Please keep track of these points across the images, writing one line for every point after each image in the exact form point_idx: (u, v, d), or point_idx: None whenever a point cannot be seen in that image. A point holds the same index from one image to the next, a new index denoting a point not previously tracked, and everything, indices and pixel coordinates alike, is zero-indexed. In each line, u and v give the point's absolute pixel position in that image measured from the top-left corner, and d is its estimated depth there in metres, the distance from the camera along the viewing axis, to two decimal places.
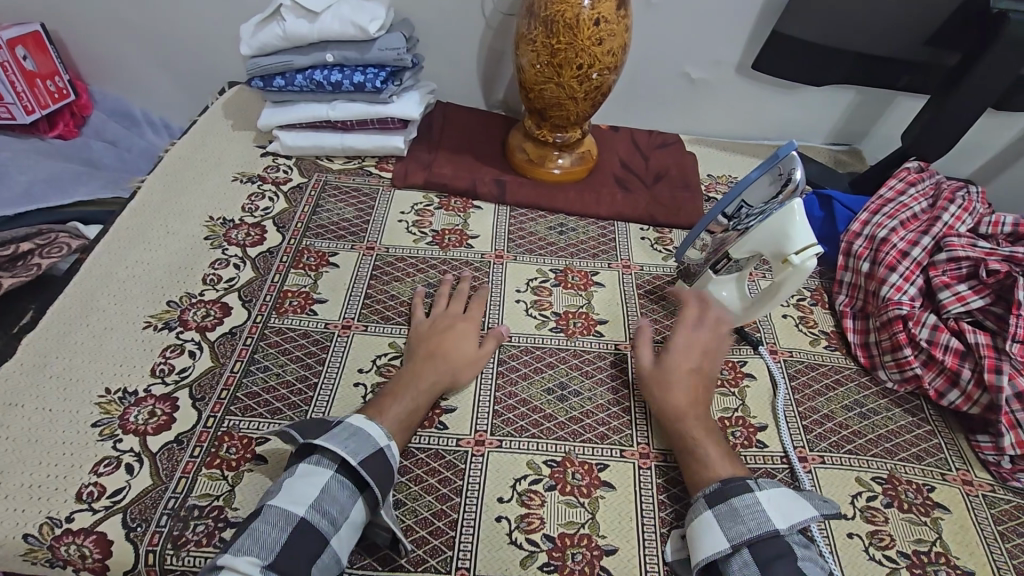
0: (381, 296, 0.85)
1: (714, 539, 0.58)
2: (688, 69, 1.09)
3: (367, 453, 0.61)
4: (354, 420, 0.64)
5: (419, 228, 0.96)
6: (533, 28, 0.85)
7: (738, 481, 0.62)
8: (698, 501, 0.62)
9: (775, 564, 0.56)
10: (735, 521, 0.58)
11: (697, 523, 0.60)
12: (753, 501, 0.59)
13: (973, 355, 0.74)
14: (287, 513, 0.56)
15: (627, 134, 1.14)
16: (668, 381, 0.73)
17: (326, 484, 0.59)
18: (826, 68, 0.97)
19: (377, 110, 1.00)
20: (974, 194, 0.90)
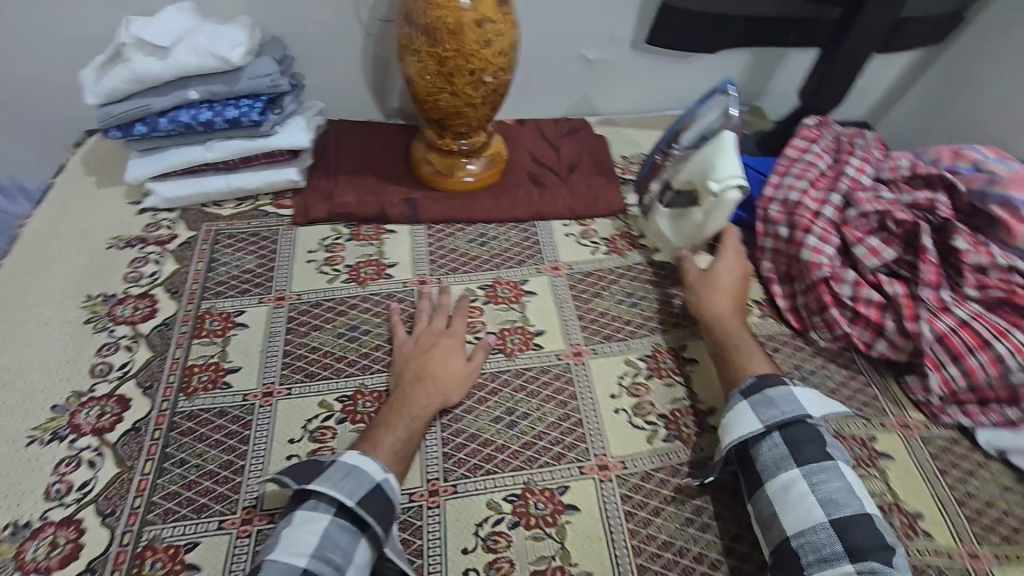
0: (301, 351, 0.78)
1: (748, 420, 0.64)
2: (584, 52, 1.06)
3: (364, 493, 0.59)
4: (348, 457, 0.61)
5: (331, 266, 0.89)
6: (416, 37, 0.78)
7: (772, 377, 0.67)
8: (733, 396, 0.67)
9: (804, 448, 0.61)
10: (770, 407, 0.64)
11: (732, 410, 0.66)
12: (787, 393, 0.65)
13: (894, 305, 0.76)
14: (289, 564, 0.53)
15: (534, 126, 1.11)
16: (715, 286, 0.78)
17: (326, 530, 0.56)
18: (717, 35, 0.96)
19: (260, 144, 0.91)
20: (870, 142, 0.93)
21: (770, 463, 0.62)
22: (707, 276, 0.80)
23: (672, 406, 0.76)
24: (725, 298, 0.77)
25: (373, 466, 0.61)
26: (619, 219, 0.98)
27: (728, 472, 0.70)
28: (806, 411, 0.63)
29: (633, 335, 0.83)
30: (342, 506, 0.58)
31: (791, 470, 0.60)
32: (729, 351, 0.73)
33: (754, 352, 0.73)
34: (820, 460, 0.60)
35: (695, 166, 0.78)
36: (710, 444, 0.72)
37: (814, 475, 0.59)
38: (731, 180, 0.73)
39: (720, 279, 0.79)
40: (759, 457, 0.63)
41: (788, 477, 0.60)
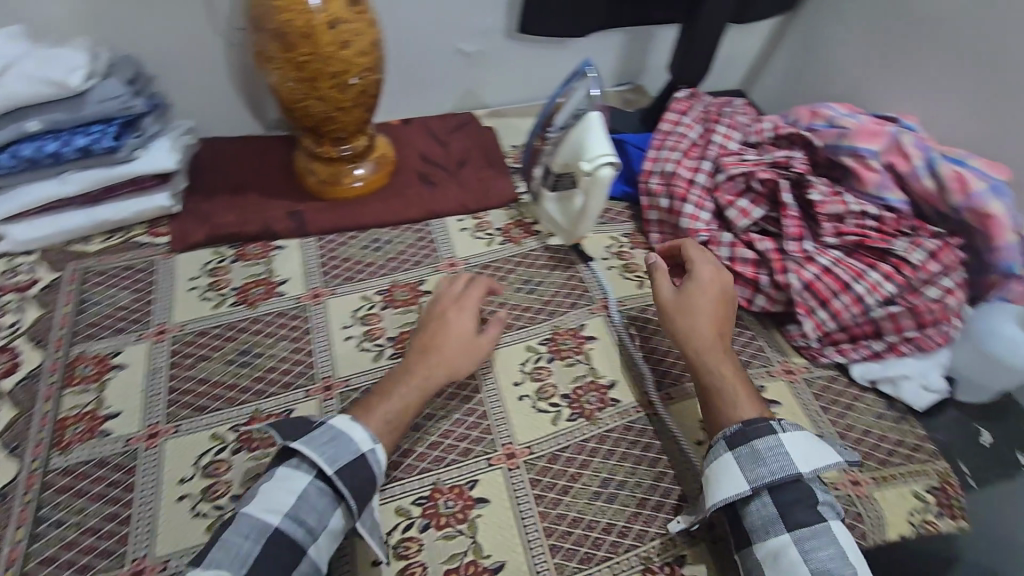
0: (187, 384, 0.74)
1: (735, 482, 0.58)
2: (460, 45, 1.05)
3: (346, 461, 0.58)
4: (337, 421, 0.60)
5: (216, 291, 0.84)
6: (268, 44, 0.75)
7: (761, 424, 0.61)
8: (717, 443, 0.62)
9: (794, 510, 0.57)
10: (757, 463, 0.59)
11: (717, 464, 0.61)
12: (775, 442, 0.59)
13: (766, 261, 0.81)
14: (262, 522, 0.54)
15: (420, 124, 1.09)
16: (692, 309, 0.71)
17: (305, 490, 0.56)
18: (584, 17, 0.97)
19: (121, 172, 0.85)
20: (737, 110, 0.98)
21: (757, 525, 0.58)
22: (684, 300, 0.72)
23: (575, 385, 0.77)
24: (705, 326, 0.70)
25: (361, 437, 0.60)
26: (512, 209, 0.99)
27: (630, 441, 0.73)
28: (797, 468, 0.58)
29: (533, 321, 0.84)
30: (323, 471, 0.57)
31: (783, 537, 0.56)
32: (707, 385, 0.67)
33: (737, 386, 0.66)
34: (813, 525, 0.56)
35: (569, 149, 0.80)
36: (613, 416, 0.74)
37: (807, 541, 0.55)
38: (601, 159, 0.76)
39: (698, 305, 0.71)
40: (747, 516, 0.59)
41: (780, 543, 0.56)
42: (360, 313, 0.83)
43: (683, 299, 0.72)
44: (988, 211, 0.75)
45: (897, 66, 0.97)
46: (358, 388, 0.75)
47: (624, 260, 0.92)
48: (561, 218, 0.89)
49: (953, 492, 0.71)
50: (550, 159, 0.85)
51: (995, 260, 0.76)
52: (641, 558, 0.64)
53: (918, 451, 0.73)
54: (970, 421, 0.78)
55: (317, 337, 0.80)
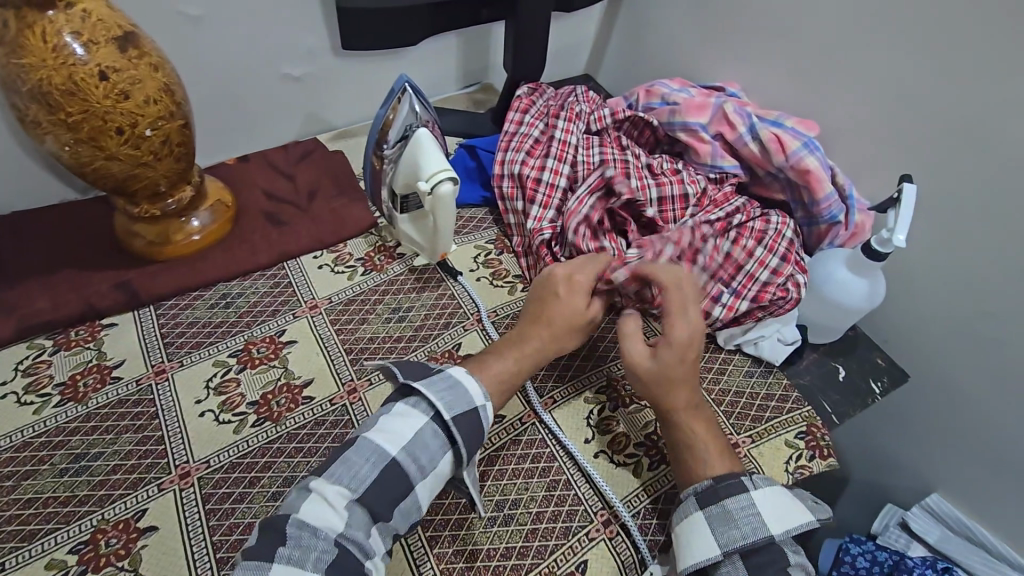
0: (10, 511, 0.64)
1: (706, 543, 0.57)
2: (285, 70, 0.98)
3: (460, 410, 0.60)
4: (454, 372, 0.63)
5: (36, 392, 0.73)
6: (27, 107, 0.66)
7: (734, 482, 0.60)
8: (688, 500, 0.61)
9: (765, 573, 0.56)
10: (729, 526, 0.58)
11: (688, 522, 0.60)
12: (747, 503, 0.59)
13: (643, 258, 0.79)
14: (381, 450, 0.56)
15: (260, 159, 1.01)
16: (664, 377, 0.66)
17: (421, 429, 0.59)
18: (406, 29, 0.93)
19: None
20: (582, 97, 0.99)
21: None
22: (662, 369, 0.66)
23: None
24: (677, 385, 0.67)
25: (477, 390, 0.63)
26: (372, 235, 0.94)
27: (519, 455, 0.71)
28: (768, 529, 0.57)
29: (406, 350, 0.81)
30: (440, 416, 0.60)
31: None
32: (678, 445, 0.66)
33: (711, 446, 0.65)
34: None
35: (405, 169, 0.78)
36: (500, 432, 0.73)
37: None
38: (439, 174, 0.74)
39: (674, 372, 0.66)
40: None
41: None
42: (214, 381, 0.76)
43: (656, 364, 0.67)
44: (805, 167, 0.80)
45: (714, 37, 1.01)
46: (221, 467, 0.68)
47: (493, 268, 0.90)
48: (420, 238, 0.86)
49: (819, 432, 0.75)
50: (390, 182, 0.81)
51: (820, 211, 0.82)
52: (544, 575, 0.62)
53: (786, 400, 0.78)
54: (827, 360, 0.84)
55: (168, 420, 0.72)
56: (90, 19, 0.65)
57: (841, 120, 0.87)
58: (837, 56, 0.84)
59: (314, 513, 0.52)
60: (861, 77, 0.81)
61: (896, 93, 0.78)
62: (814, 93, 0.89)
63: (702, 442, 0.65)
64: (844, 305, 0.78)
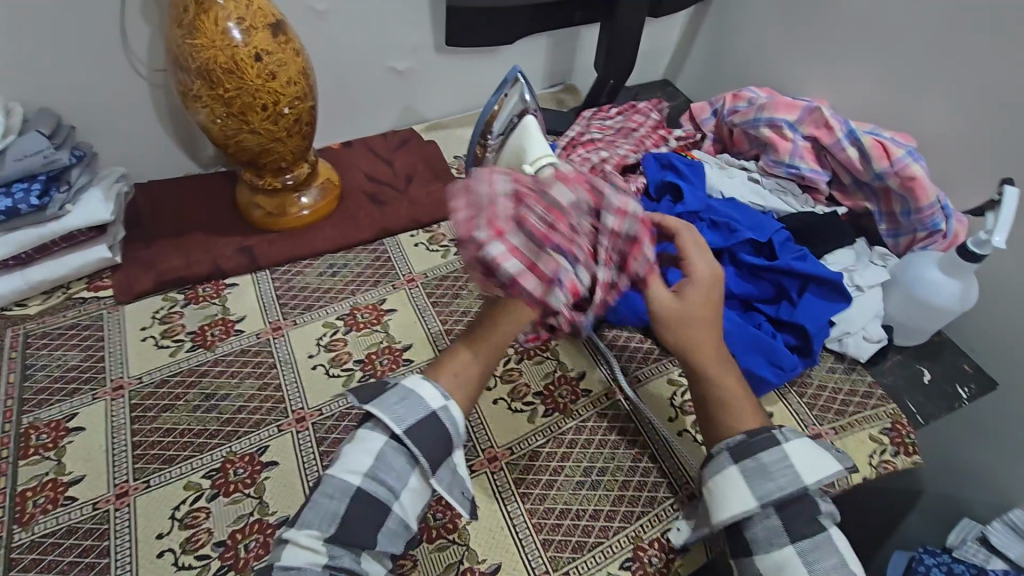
0: (152, 437, 0.72)
1: (742, 498, 0.58)
2: (391, 63, 1.06)
3: (415, 421, 0.58)
4: (408, 380, 0.60)
5: (170, 338, 0.82)
6: (192, 82, 0.75)
7: (766, 434, 0.60)
8: (720, 455, 0.61)
9: (799, 523, 0.57)
10: (764, 478, 0.58)
11: (721, 476, 0.60)
12: (780, 455, 0.59)
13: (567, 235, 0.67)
14: (345, 484, 0.55)
15: (363, 146, 1.09)
16: (686, 318, 0.66)
17: (381, 451, 0.57)
18: (506, 27, 1.00)
19: (52, 229, 0.82)
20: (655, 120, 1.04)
21: (760, 536, 0.58)
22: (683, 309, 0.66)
23: (546, 381, 0.79)
24: (684, 330, 0.66)
25: (432, 393, 0.60)
26: None
27: (605, 427, 0.75)
28: (802, 481, 0.57)
29: None
30: (395, 435, 0.57)
31: (785, 549, 0.56)
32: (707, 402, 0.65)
33: (741, 403, 0.64)
34: (814, 537, 0.56)
35: (510, 151, 0.81)
36: (587, 405, 0.77)
37: (810, 553, 0.55)
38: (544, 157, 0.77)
39: (688, 312, 0.66)
40: (750, 529, 0.58)
41: (782, 557, 0.56)
42: (324, 340, 0.83)
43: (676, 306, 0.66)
44: (911, 173, 0.81)
45: (804, 44, 1.03)
46: (332, 415, 0.75)
47: None
48: None
49: (904, 430, 0.76)
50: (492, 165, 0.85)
51: (922, 219, 0.83)
52: (631, 537, 0.66)
53: (870, 397, 0.79)
54: (911, 362, 0.84)
55: (284, 370, 0.79)
56: (251, 6, 0.74)
57: (934, 127, 0.87)
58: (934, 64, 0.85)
59: (293, 556, 0.53)
60: (958, 85, 0.82)
61: (997, 100, 0.79)
62: (907, 98, 0.89)
63: (736, 398, 0.64)
64: (936, 305, 0.79)
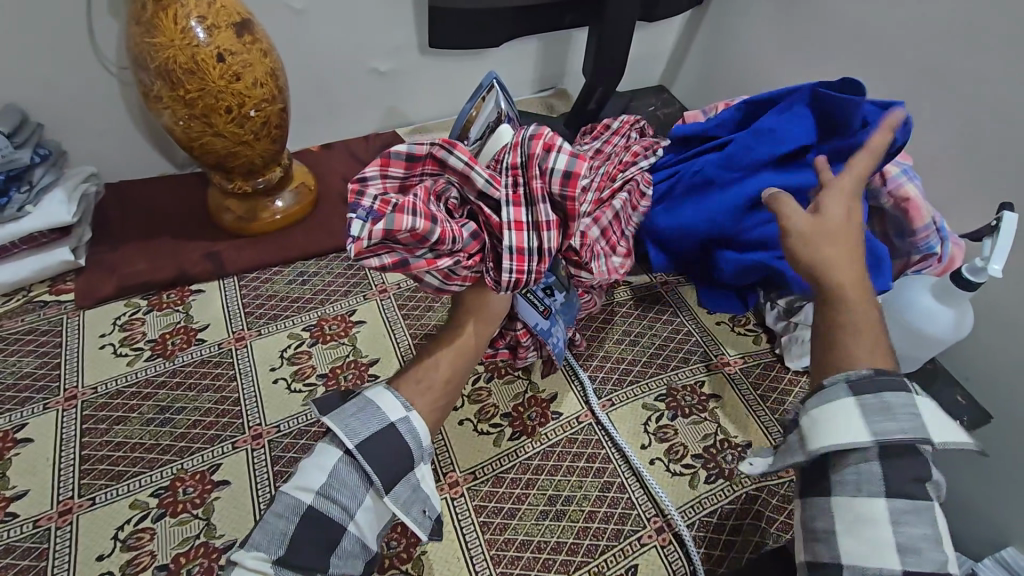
0: (102, 452, 0.69)
1: (853, 431, 0.50)
2: (373, 64, 1.03)
3: (371, 433, 0.55)
4: (371, 394, 0.59)
5: (129, 346, 0.79)
6: (152, 83, 0.72)
7: (892, 375, 0.52)
8: (836, 384, 0.52)
9: (902, 480, 0.49)
10: (886, 417, 0.50)
11: (832, 403, 0.52)
12: (908, 400, 0.51)
13: (487, 245, 0.67)
14: (297, 502, 0.53)
15: (343, 149, 1.06)
16: (827, 235, 0.59)
17: (334, 467, 0.54)
18: (492, 31, 0.96)
19: (11, 230, 0.79)
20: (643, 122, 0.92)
21: (850, 487, 0.50)
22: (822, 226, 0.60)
23: (515, 402, 0.76)
24: (833, 249, 0.58)
25: (393, 406, 0.58)
26: None
27: (574, 453, 0.71)
28: (929, 437, 0.49)
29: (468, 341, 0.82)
30: (350, 451, 0.55)
31: (880, 501, 0.48)
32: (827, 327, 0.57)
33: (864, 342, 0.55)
34: (917, 501, 0.48)
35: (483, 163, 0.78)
36: (556, 429, 0.73)
37: (905, 517, 0.48)
38: None
39: (834, 231, 0.60)
40: (839, 474, 0.51)
41: (875, 512, 0.48)
42: (288, 352, 0.80)
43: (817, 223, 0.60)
44: (905, 195, 0.77)
45: (801, 53, 0.99)
46: (289, 433, 0.72)
47: None
48: None
49: None
50: None
51: (915, 242, 0.78)
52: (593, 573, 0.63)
53: None
54: None
55: (244, 384, 0.76)
56: (214, 5, 0.71)
57: (932, 145, 0.83)
58: (933, 79, 0.80)
59: None
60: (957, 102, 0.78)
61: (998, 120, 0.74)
62: (906, 112, 0.85)
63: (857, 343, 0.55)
64: (929, 333, 0.75)
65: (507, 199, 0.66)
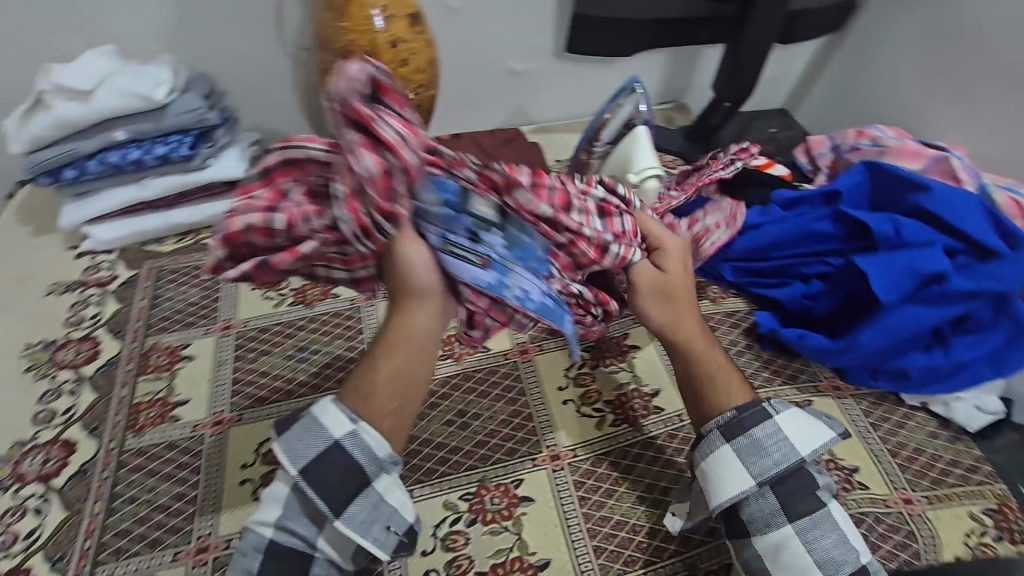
0: (250, 377, 0.78)
1: (740, 478, 0.55)
2: (510, 64, 1.10)
3: (314, 461, 0.49)
4: (321, 406, 0.51)
5: (276, 291, 0.89)
6: (332, 62, 0.82)
7: (756, 404, 0.58)
8: (711, 434, 0.58)
9: (795, 501, 0.55)
10: (759, 455, 0.56)
11: (714, 458, 0.57)
12: (774, 429, 0.57)
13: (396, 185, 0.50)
14: (257, 538, 0.50)
15: (470, 139, 1.13)
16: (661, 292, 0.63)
17: (287, 500, 0.50)
18: (630, 38, 1.01)
19: (195, 179, 0.92)
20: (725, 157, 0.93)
21: (760, 519, 0.55)
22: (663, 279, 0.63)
23: (619, 391, 0.78)
24: (659, 305, 0.63)
25: (337, 422, 0.50)
26: None
27: (674, 448, 0.73)
28: (798, 454, 0.56)
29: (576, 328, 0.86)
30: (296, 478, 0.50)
31: (785, 528, 0.54)
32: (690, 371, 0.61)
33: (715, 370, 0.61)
34: (813, 514, 0.55)
35: (616, 161, 0.82)
36: (658, 423, 0.75)
37: (810, 531, 0.54)
38: (649, 171, 0.78)
39: (667, 283, 0.63)
40: (746, 510, 0.56)
41: (781, 536, 0.54)
42: None
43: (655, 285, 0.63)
44: None
45: (950, 85, 0.97)
46: None
47: None
48: None
49: (1012, 515, 0.68)
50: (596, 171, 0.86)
51: None
52: (686, 564, 0.64)
53: (975, 471, 0.72)
54: None
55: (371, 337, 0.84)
56: None
57: None
58: None
59: None
60: None
61: None
62: None
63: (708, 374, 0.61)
64: None
65: (447, 158, 0.53)
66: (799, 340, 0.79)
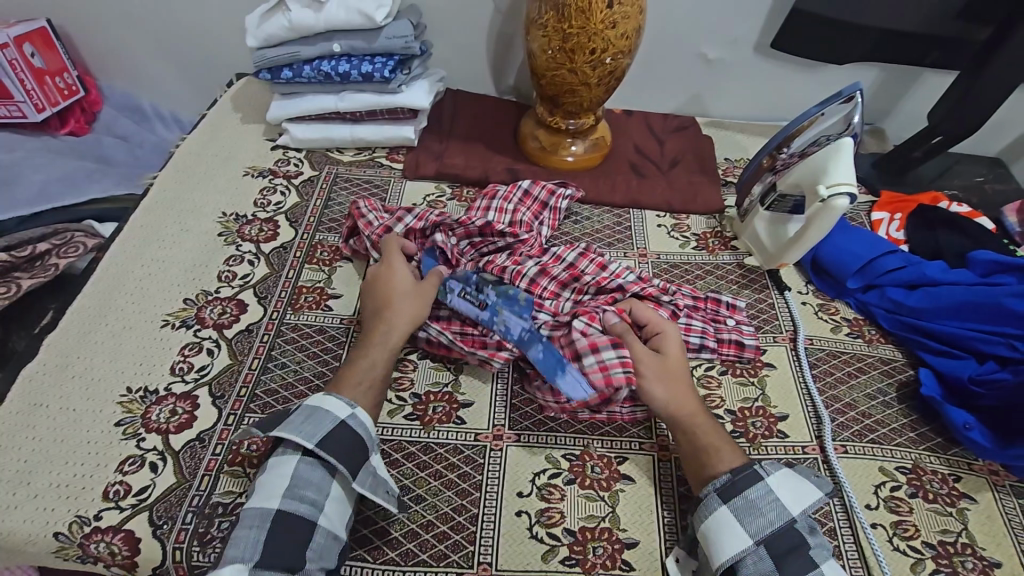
0: None
1: (736, 538, 0.55)
2: (704, 50, 1.06)
3: (326, 433, 0.59)
4: (316, 399, 0.61)
5: None
6: (544, 12, 0.83)
7: (746, 468, 0.59)
8: (710, 496, 0.59)
9: (785, 560, 0.54)
10: (754, 516, 0.56)
11: (711, 521, 0.57)
12: (766, 490, 0.57)
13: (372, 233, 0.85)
14: (263, 511, 0.55)
15: (641, 118, 1.12)
16: (672, 374, 0.68)
17: (296, 472, 0.57)
18: (848, 44, 0.93)
19: (386, 101, 0.98)
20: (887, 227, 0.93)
21: None
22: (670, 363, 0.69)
23: (743, 404, 0.75)
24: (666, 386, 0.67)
25: (339, 405, 0.61)
26: (714, 219, 0.97)
27: None
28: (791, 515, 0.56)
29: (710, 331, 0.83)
30: (309, 450, 0.58)
31: None
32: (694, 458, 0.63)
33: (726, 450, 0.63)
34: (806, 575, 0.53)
35: (808, 168, 0.79)
36: (778, 448, 0.71)
37: None
38: (842, 186, 0.75)
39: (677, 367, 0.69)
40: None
41: None
42: None
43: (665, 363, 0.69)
44: None
45: None
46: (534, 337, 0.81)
47: (822, 300, 0.87)
48: (767, 240, 0.86)
49: None
50: (781, 175, 0.83)
51: None
52: None
53: None
54: None
55: None
56: None
57: None
58: None
59: None
60: None
61: None
62: None
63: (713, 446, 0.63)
64: None
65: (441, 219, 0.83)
66: (964, 427, 0.70)
